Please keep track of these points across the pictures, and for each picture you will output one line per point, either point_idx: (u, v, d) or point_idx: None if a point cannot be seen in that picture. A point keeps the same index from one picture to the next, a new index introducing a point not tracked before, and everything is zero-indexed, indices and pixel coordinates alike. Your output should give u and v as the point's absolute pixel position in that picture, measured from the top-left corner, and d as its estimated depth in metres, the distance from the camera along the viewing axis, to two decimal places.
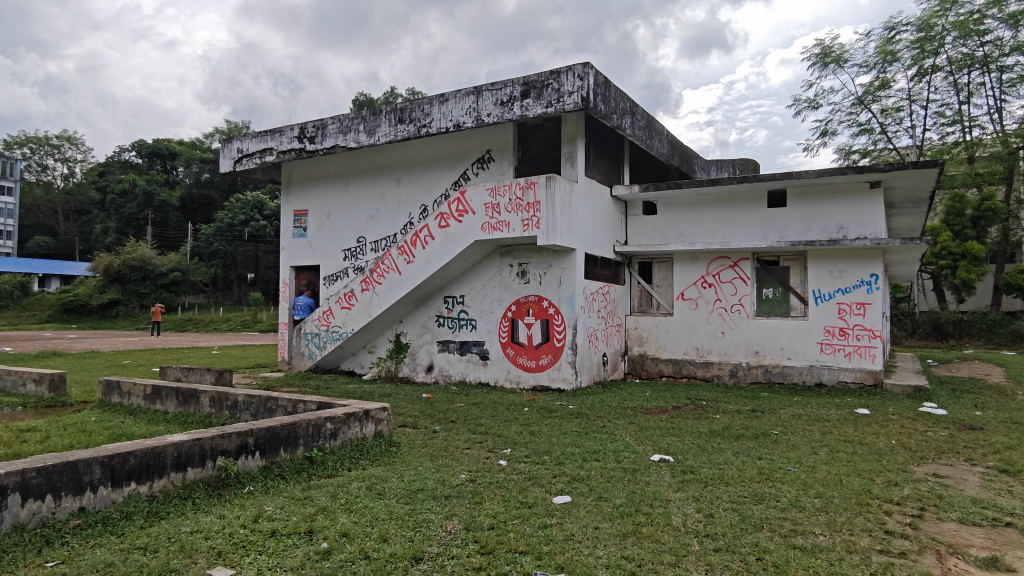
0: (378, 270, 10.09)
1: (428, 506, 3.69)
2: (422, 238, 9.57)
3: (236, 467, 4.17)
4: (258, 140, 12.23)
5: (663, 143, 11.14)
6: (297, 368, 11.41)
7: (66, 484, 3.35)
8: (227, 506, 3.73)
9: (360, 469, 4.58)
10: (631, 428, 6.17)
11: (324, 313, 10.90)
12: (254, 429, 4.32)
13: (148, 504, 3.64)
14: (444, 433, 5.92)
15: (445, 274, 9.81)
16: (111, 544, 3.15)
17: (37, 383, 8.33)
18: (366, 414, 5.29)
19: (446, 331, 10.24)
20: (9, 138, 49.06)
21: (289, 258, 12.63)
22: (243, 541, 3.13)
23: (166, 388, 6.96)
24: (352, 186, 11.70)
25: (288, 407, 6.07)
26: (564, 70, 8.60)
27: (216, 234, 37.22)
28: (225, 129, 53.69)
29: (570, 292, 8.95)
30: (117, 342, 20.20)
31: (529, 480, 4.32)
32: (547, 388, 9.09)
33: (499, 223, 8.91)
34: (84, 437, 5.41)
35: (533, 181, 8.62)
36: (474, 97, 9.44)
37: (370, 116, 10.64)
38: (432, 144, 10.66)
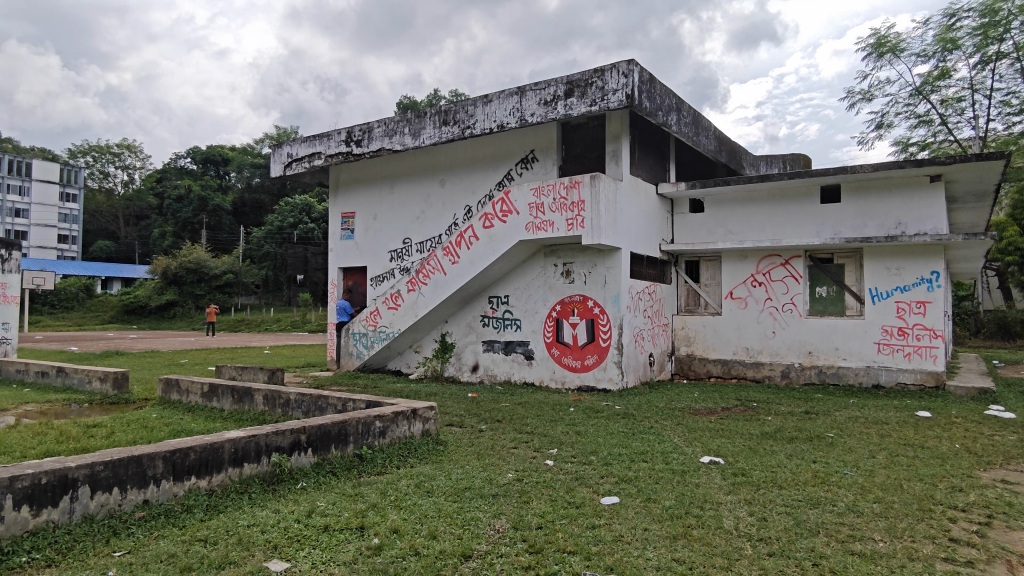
0: (423, 271, 10.21)
1: (476, 505, 3.71)
2: (467, 239, 9.64)
3: (290, 463, 4.29)
4: (307, 145, 12.53)
5: (710, 139, 10.93)
6: (346, 368, 11.64)
7: (132, 477, 3.50)
8: (282, 502, 3.83)
9: (408, 468, 4.64)
10: (680, 430, 6.09)
11: (371, 314, 11.08)
12: (306, 426, 4.43)
13: (208, 498, 3.77)
14: (490, 432, 5.95)
15: (489, 274, 9.86)
16: (173, 535, 3.27)
17: (102, 380, 8.72)
18: (414, 413, 5.36)
19: (491, 331, 10.29)
20: (73, 148, 51.39)
21: (337, 260, 12.91)
22: (297, 536, 3.21)
23: (222, 387, 7.20)
24: (398, 188, 11.87)
25: (338, 406, 6.21)
26: (608, 68, 8.54)
27: (267, 237, 38.30)
28: (275, 134, 55.14)
29: (616, 292, 8.88)
30: (170, 343, 20.67)
31: (576, 480, 4.30)
32: (593, 389, 9.03)
33: (544, 223, 8.90)
34: (147, 433, 5.65)
35: (578, 180, 8.58)
36: (518, 97, 9.46)
37: (416, 119, 10.78)
38: (477, 144, 10.73)
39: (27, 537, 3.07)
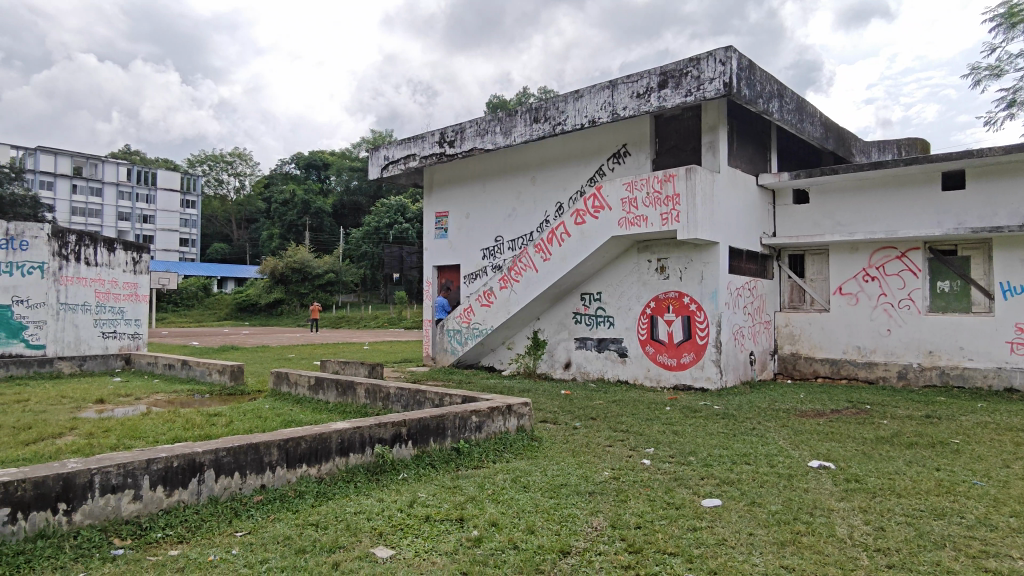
0: (515, 269, 10.30)
1: (573, 502, 3.72)
2: (559, 236, 9.65)
3: (392, 455, 4.46)
4: (402, 147, 12.95)
5: (816, 125, 10.35)
6: (441, 363, 11.95)
7: (250, 463, 3.76)
8: (385, 491, 3.99)
9: (504, 463, 4.70)
10: (785, 432, 5.81)
11: (465, 311, 11.29)
12: (407, 420, 4.58)
13: (317, 485, 3.99)
14: (584, 430, 5.94)
15: (581, 271, 9.82)
16: (287, 519, 3.48)
17: (221, 373, 9.41)
18: (509, 409, 5.43)
19: (583, 328, 10.25)
20: (193, 158, 55.67)
21: (432, 258, 13.26)
22: (401, 524, 3.33)
23: (327, 380, 7.59)
24: (489, 187, 12.04)
25: (435, 400, 6.40)
26: (704, 56, 8.27)
27: (365, 237, 39.92)
28: (372, 138, 57.38)
29: (713, 288, 8.60)
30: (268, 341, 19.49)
31: (675, 481, 4.21)
32: (690, 388, 8.78)
33: (637, 218, 8.75)
34: (261, 422, 6.06)
35: (672, 174, 8.37)
36: (610, 91, 9.34)
37: (507, 117, 10.88)
38: (568, 140, 10.70)
39: (161, 515, 3.37)
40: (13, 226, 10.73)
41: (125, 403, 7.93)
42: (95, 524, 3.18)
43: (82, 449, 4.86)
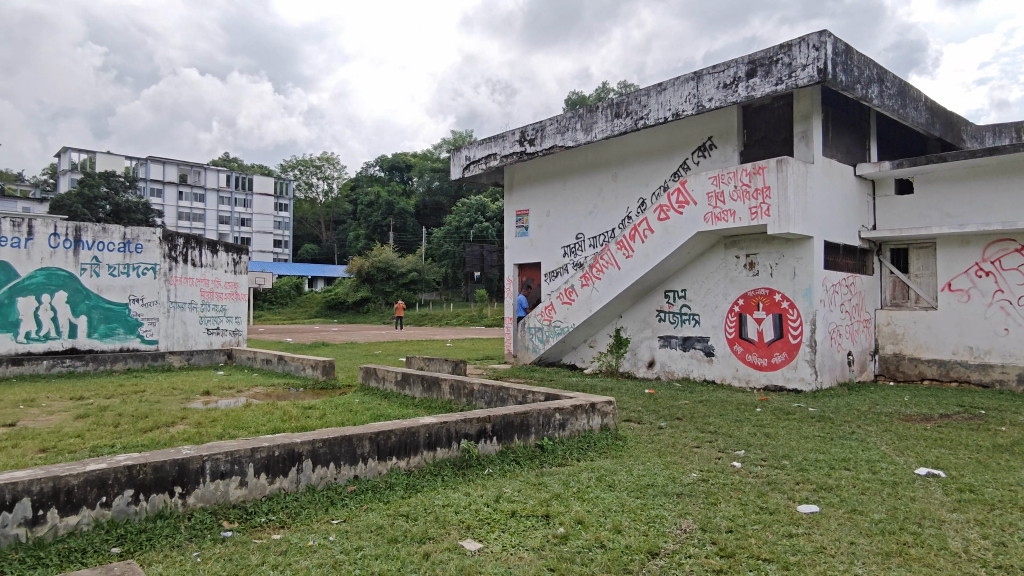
0: (598, 266, 10.23)
1: (660, 503, 3.65)
2: (641, 232, 9.51)
3: (477, 450, 4.54)
4: (484, 147, 13.11)
5: (921, 110, 9.68)
6: (523, 361, 12.03)
7: (344, 455, 3.93)
8: (471, 486, 4.06)
9: (588, 461, 4.68)
10: (888, 437, 5.47)
11: (547, 308, 11.32)
12: (491, 416, 4.65)
13: (406, 477, 4.12)
14: (670, 430, 5.82)
15: (665, 267, 9.62)
16: (379, 509, 3.62)
17: (313, 368, 9.87)
18: (593, 407, 5.41)
19: (667, 327, 10.04)
20: (285, 163, 58.58)
21: (513, 257, 13.35)
22: (488, 518, 3.39)
23: (413, 375, 7.81)
24: (570, 184, 12.00)
25: (518, 397, 6.46)
26: (796, 42, 7.91)
27: (447, 236, 40.71)
28: (453, 139, 58.47)
29: (807, 285, 8.21)
30: (357, 338, 20.52)
31: (768, 485, 4.06)
32: (782, 389, 8.43)
33: (724, 213, 8.48)
34: (352, 415, 6.32)
35: (762, 166, 8.06)
36: (694, 83, 9.10)
37: (588, 114, 10.81)
38: (650, 135, 10.52)
39: (265, 500, 3.59)
40: (129, 231, 11.61)
41: (228, 395, 8.47)
42: (206, 507, 3.42)
43: (192, 437, 5.23)
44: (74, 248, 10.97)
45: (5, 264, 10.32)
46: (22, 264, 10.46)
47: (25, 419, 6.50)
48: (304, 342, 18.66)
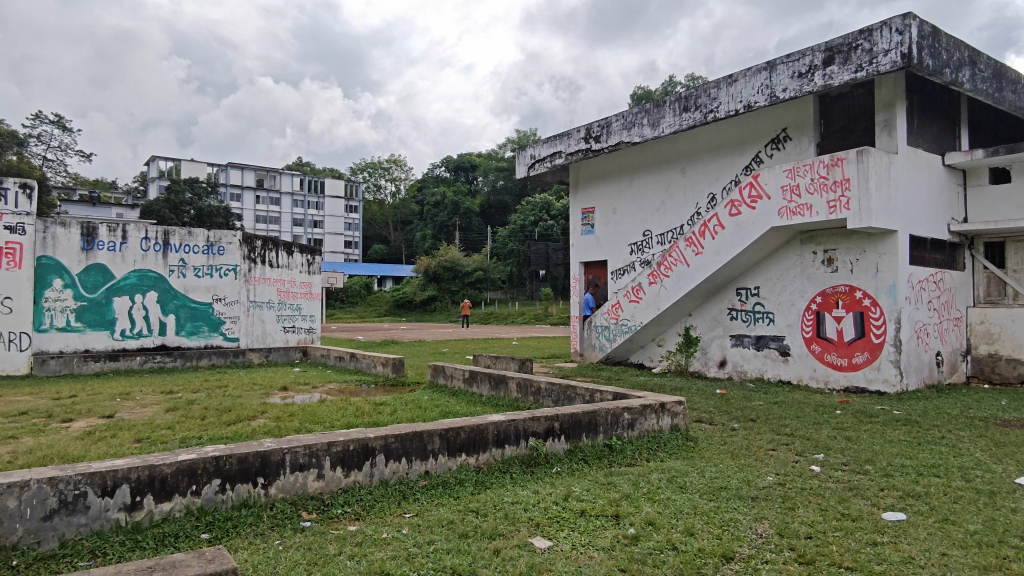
0: (666, 263, 10.05)
1: (734, 506, 3.56)
2: (712, 228, 9.29)
3: (546, 448, 4.55)
4: (549, 145, 13.09)
5: (1019, 93, 9.01)
6: (590, 359, 11.96)
7: (415, 450, 4.02)
8: (540, 484, 4.07)
9: (659, 462, 4.60)
10: (982, 443, 5.13)
11: (614, 306, 11.21)
12: (559, 414, 4.65)
13: (475, 474, 4.17)
14: (743, 431, 5.66)
15: (737, 264, 9.35)
16: (450, 504, 3.68)
17: (384, 365, 10.13)
18: (662, 407, 5.32)
19: (739, 325, 9.76)
20: (355, 166, 60.35)
21: (579, 255, 13.28)
22: (557, 516, 3.39)
23: (480, 373, 7.89)
24: (637, 180, 11.83)
25: (585, 396, 6.42)
26: (878, 27, 7.52)
27: (511, 235, 40.93)
28: (517, 138, 58.73)
29: (891, 281, 7.79)
30: (425, 336, 20.95)
31: (850, 491, 3.88)
32: (864, 390, 8.04)
33: (800, 207, 8.17)
34: (422, 411, 6.45)
35: (841, 158, 7.70)
36: (767, 73, 8.80)
37: (655, 108, 10.64)
38: (720, 128, 10.23)
39: (341, 493, 3.71)
40: (212, 234, 12.22)
41: (304, 390, 8.82)
42: (287, 497, 3.57)
43: (271, 431, 5.47)
44: (163, 251, 11.66)
45: (102, 266, 11.07)
46: (117, 266, 11.20)
47: (122, 411, 6.97)
48: (374, 340, 19.23)
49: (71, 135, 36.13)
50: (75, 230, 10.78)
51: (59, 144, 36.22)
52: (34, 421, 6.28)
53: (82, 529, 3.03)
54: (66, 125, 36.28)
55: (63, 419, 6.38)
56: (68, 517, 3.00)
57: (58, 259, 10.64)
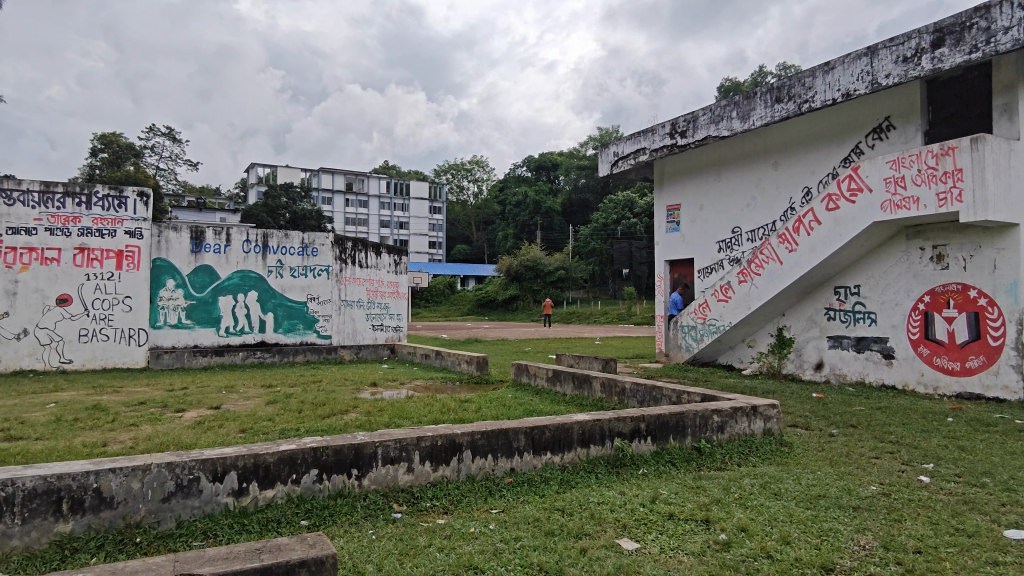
0: (757, 261, 9.70)
1: (834, 515, 3.38)
2: (807, 224, 8.88)
3: (632, 449, 4.49)
4: (633, 142, 12.91)
5: None
6: (676, 360, 11.70)
7: (500, 447, 4.07)
8: (626, 485, 4.03)
9: (750, 467, 4.44)
10: None
11: (701, 306, 10.91)
12: (645, 415, 4.58)
13: (561, 472, 4.17)
14: (844, 438, 5.37)
15: (835, 262, 8.87)
16: (535, 501, 3.70)
17: (468, 363, 10.30)
18: (754, 410, 5.12)
19: (838, 326, 9.25)
20: (439, 168, 61.79)
21: (664, 253, 13.02)
22: (644, 519, 3.34)
23: (564, 373, 7.87)
24: (725, 176, 11.46)
25: (672, 397, 6.29)
26: (996, 3, 6.94)
27: (593, 234, 40.63)
28: (599, 136, 58.31)
29: (1011, 279, 7.16)
30: (508, 334, 21.13)
31: (965, 504, 3.61)
32: (979, 397, 7.44)
33: (905, 200, 7.65)
34: (506, 409, 6.52)
35: (953, 146, 7.16)
36: (867, 59, 8.30)
37: (745, 100, 10.27)
38: (816, 119, 9.74)
39: (430, 486, 3.81)
40: (307, 236, 12.84)
41: (392, 386, 9.12)
42: (379, 489, 3.70)
43: (363, 424, 5.69)
44: (263, 253, 12.37)
45: (209, 267, 11.87)
46: (222, 267, 11.99)
47: (227, 403, 7.46)
48: (458, 337, 19.65)
49: (181, 146, 38.95)
50: (185, 234, 11.59)
51: (170, 155, 39.15)
52: (151, 410, 6.83)
53: (196, 511, 3.27)
54: (176, 136, 39.16)
55: (176, 409, 6.90)
56: (183, 500, 3.24)
57: (171, 260, 11.49)
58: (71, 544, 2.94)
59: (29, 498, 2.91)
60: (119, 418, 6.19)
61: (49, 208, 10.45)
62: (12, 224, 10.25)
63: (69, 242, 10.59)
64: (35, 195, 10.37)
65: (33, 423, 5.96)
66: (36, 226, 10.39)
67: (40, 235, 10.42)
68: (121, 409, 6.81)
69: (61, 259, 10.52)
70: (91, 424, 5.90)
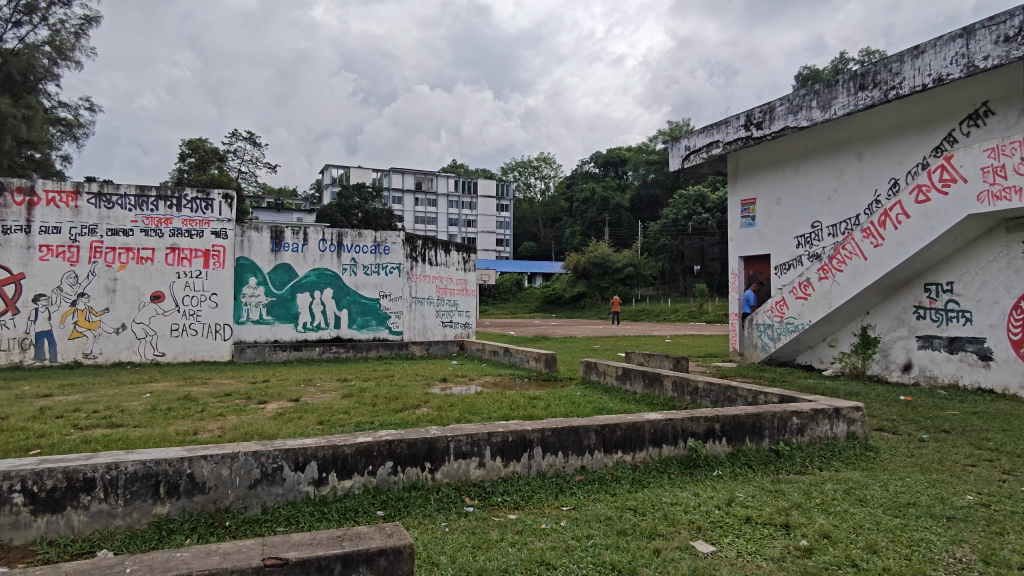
0: (839, 257, 9.28)
1: (926, 525, 3.19)
2: (894, 218, 8.43)
3: (705, 450, 4.39)
4: (705, 135, 12.58)
5: None
6: (751, 360, 11.34)
7: (571, 445, 4.07)
8: (700, 486, 3.94)
9: (832, 471, 4.25)
10: None
11: (778, 304, 10.53)
12: (720, 415, 4.47)
13: (633, 472, 4.12)
14: (935, 443, 5.06)
15: (926, 258, 8.37)
16: (606, 500, 3.67)
17: (537, 360, 10.32)
18: (837, 412, 4.90)
19: (928, 325, 8.72)
20: (507, 166, 62.24)
21: (739, 249, 12.64)
22: (720, 522, 3.26)
23: (634, 371, 7.78)
24: (804, 168, 11.00)
25: (747, 398, 6.11)
26: None
27: (663, 230, 39.92)
28: (669, 130, 57.23)
29: None
30: (577, 332, 21.03)
31: None
32: None
33: (1006, 191, 7.13)
34: (575, 407, 6.52)
35: None
36: (963, 41, 7.79)
37: (826, 89, 9.82)
38: (904, 106, 9.21)
39: (501, 481, 3.85)
40: (379, 235, 13.19)
41: (462, 381, 9.29)
42: (451, 483, 3.77)
43: (435, 419, 5.82)
44: (337, 252, 12.79)
45: (288, 265, 12.39)
46: (300, 265, 12.49)
47: (305, 396, 7.78)
48: (528, 335, 19.79)
49: (261, 150, 40.78)
50: (266, 234, 12.13)
51: (251, 158, 41.09)
52: (237, 401, 7.21)
53: (280, 498, 3.42)
54: (257, 141, 41.01)
55: (259, 401, 7.26)
56: (268, 487, 3.40)
57: (253, 259, 12.06)
58: (168, 525, 3.14)
59: (131, 481, 3.14)
60: (207, 408, 6.55)
61: (144, 210, 11.16)
62: (112, 226, 11.00)
63: (162, 242, 11.28)
64: (132, 199, 11.10)
65: (132, 411, 6.40)
66: (132, 227, 11.11)
67: (136, 236, 11.13)
68: (208, 400, 7.21)
69: (154, 259, 11.23)
70: (183, 414, 6.27)
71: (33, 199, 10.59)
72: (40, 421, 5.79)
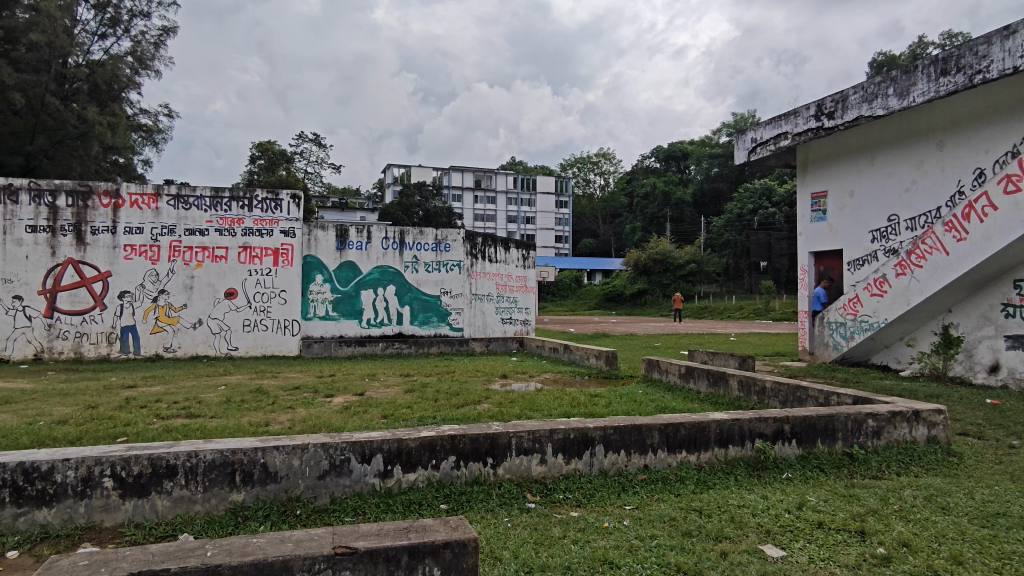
0: (918, 252, 8.81)
1: (1017, 537, 3.00)
2: (981, 210, 7.95)
3: (774, 452, 4.26)
4: (773, 126, 12.17)
5: None
6: (822, 360, 10.91)
7: (633, 443, 4.02)
8: (769, 488, 3.83)
9: (911, 477, 4.05)
10: None
11: (851, 302, 10.08)
12: (790, 416, 4.33)
13: (698, 472, 4.04)
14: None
15: (1015, 252, 7.85)
16: (670, 500, 3.61)
17: (597, 357, 10.22)
18: (916, 415, 4.66)
19: (1017, 324, 8.18)
20: (566, 163, 61.98)
21: (809, 244, 12.17)
22: (790, 526, 3.16)
23: (698, 369, 7.60)
24: (879, 159, 10.50)
25: (818, 399, 5.89)
26: None
27: (727, 225, 38.87)
28: (733, 123, 55.65)
29: None
30: (639, 330, 20.72)
31: None
32: None
33: None
34: (637, 405, 6.40)
35: None
36: None
37: (903, 75, 9.33)
38: (991, 91, 8.66)
39: (562, 479, 3.84)
40: (439, 233, 13.39)
41: (522, 378, 9.30)
42: (513, 479, 3.79)
43: (495, 415, 5.84)
44: (399, 249, 13.05)
45: (352, 263, 12.72)
46: (364, 262, 12.80)
47: (369, 390, 7.96)
48: (587, 333, 19.67)
49: (326, 150, 41.98)
50: (331, 232, 12.49)
51: (317, 159, 42.36)
52: (305, 395, 7.45)
53: (348, 489, 3.52)
54: (323, 142, 42.25)
55: (325, 395, 7.49)
56: (336, 478, 3.51)
57: (319, 257, 12.44)
58: (244, 511, 3.28)
59: (209, 469, 3.30)
60: (277, 401, 6.80)
61: (218, 211, 11.69)
62: (189, 226, 11.56)
63: (235, 242, 11.78)
64: (207, 200, 11.64)
65: (208, 403, 6.72)
66: (207, 227, 11.65)
67: (211, 236, 11.67)
68: (278, 393, 7.48)
69: (228, 257, 11.74)
70: (254, 406, 6.53)
71: (118, 202, 11.24)
72: (126, 410, 6.16)
